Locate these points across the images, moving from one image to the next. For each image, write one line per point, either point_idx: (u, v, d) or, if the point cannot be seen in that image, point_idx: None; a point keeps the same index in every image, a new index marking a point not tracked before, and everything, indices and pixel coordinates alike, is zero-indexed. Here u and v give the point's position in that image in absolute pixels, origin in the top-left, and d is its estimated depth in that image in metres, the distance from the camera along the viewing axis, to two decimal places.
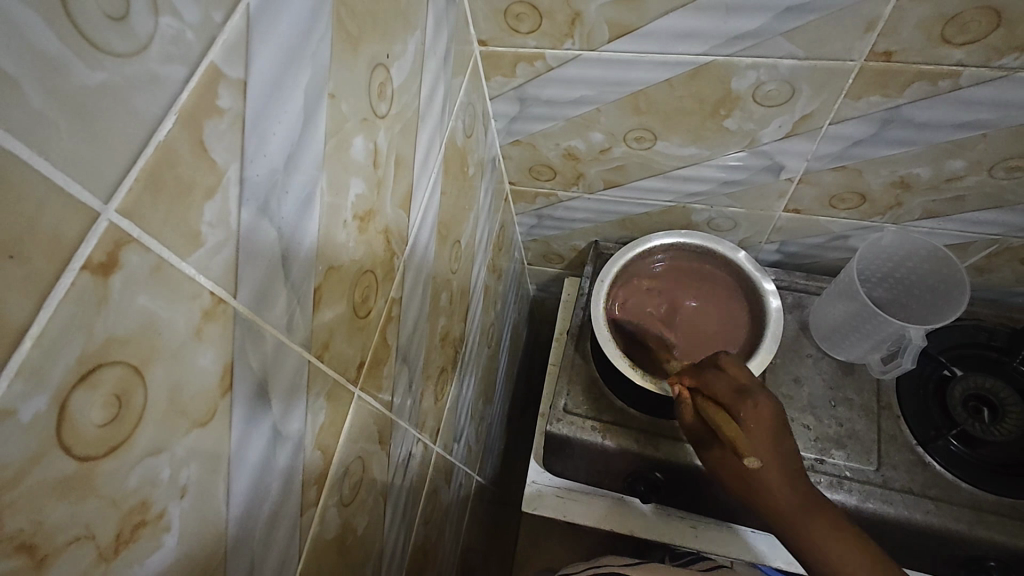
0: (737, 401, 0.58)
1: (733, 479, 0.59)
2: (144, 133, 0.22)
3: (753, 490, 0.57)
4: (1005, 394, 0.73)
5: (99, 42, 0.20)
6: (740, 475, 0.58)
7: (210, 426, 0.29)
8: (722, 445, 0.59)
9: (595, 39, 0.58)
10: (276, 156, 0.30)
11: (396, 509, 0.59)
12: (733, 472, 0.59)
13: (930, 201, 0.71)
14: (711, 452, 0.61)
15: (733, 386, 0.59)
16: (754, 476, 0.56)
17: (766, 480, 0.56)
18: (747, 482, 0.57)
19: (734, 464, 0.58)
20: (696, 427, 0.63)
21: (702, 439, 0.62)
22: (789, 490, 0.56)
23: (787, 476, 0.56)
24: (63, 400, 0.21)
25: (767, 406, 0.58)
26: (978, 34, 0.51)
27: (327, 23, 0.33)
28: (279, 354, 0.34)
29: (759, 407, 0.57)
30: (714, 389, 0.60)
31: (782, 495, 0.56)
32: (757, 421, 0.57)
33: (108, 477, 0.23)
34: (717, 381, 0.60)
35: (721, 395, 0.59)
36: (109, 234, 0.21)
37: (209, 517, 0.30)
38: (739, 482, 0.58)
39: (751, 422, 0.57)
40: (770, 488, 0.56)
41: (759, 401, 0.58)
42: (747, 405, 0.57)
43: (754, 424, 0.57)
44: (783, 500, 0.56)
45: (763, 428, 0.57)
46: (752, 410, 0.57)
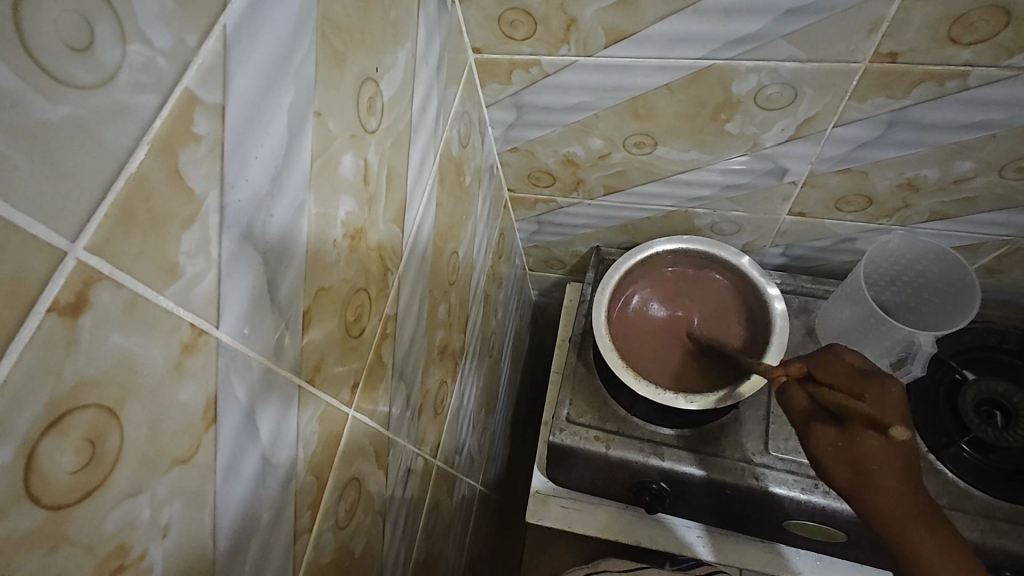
0: (861, 384, 0.56)
1: (842, 464, 0.53)
2: (114, 166, 0.21)
3: (865, 475, 0.52)
4: (1018, 397, 0.72)
5: (61, 75, 0.19)
6: (854, 455, 0.52)
7: (193, 463, 0.28)
8: (844, 431, 0.53)
9: (592, 46, 0.57)
10: (259, 180, 0.30)
11: (397, 526, 0.59)
12: (843, 454, 0.53)
13: (938, 203, 0.69)
14: (812, 432, 0.55)
15: (852, 370, 0.58)
16: (880, 456, 0.51)
17: (885, 462, 0.52)
18: (856, 462, 0.52)
19: (853, 439, 0.53)
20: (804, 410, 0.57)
21: (803, 426, 0.56)
22: (909, 489, 0.51)
23: (904, 473, 0.52)
24: (31, 450, 0.20)
25: (896, 391, 0.56)
26: (986, 33, 0.50)
27: (311, 39, 0.32)
28: (267, 380, 0.33)
29: (887, 390, 0.56)
30: (833, 369, 0.58)
31: (896, 488, 0.52)
32: (889, 406, 0.54)
33: (82, 523, 0.22)
34: (839, 367, 0.58)
35: (836, 376, 0.58)
36: (78, 274, 0.20)
37: (194, 552, 0.29)
38: (852, 465, 0.52)
39: (880, 398, 0.55)
40: (885, 472, 0.51)
41: (887, 389, 0.56)
42: (872, 388, 0.56)
43: (882, 405, 0.54)
44: (904, 496, 0.51)
45: (889, 407, 0.54)
46: (875, 392, 0.55)
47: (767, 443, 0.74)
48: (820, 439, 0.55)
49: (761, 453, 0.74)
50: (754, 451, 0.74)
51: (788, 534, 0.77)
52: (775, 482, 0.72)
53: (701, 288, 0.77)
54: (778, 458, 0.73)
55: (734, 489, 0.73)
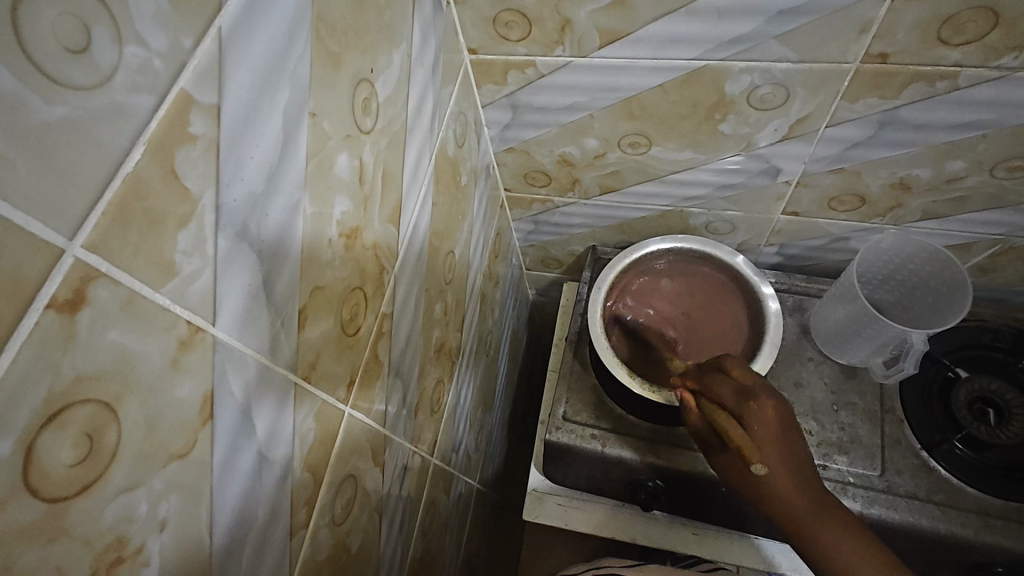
0: (739, 404, 0.56)
1: (745, 485, 0.57)
2: (111, 166, 0.22)
3: (762, 491, 0.55)
4: (1011, 396, 0.72)
5: (58, 77, 0.20)
6: (751, 482, 0.56)
7: (189, 458, 0.28)
8: (728, 450, 0.57)
9: (586, 46, 0.58)
10: (254, 180, 0.30)
11: (393, 523, 0.59)
12: (738, 472, 0.58)
13: (931, 202, 0.70)
14: (716, 452, 0.60)
15: (736, 389, 0.57)
16: (772, 484, 0.54)
17: (778, 489, 0.54)
18: (760, 492, 0.55)
19: (743, 467, 0.56)
20: (701, 429, 0.61)
21: (706, 441, 0.61)
22: (805, 497, 0.54)
23: (795, 483, 0.54)
24: (29, 445, 0.20)
25: (772, 410, 0.55)
26: (975, 34, 0.50)
27: (306, 40, 0.33)
28: (263, 377, 0.33)
29: (763, 413, 0.55)
30: (718, 391, 0.58)
31: (795, 496, 0.54)
32: (762, 423, 0.55)
33: (80, 517, 0.23)
34: (723, 386, 0.58)
35: (722, 395, 0.58)
36: (75, 271, 0.21)
37: (191, 546, 0.29)
38: (751, 486, 0.56)
39: (761, 425, 0.55)
40: (783, 494, 0.54)
41: (762, 407, 0.55)
42: (753, 406, 0.55)
43: (761, 428, 0.54)
44: (795, 502, 0.54)
45: (768, 431, 0.54)
46: (754, 412, 0.55)
47: None
48: (720, 456, 0.60)
49: None
50: None
51: (783, 531, 0.78)
52: None
53: (699, 290, 0.77)
54: None
55: (729, 486, 0.74)
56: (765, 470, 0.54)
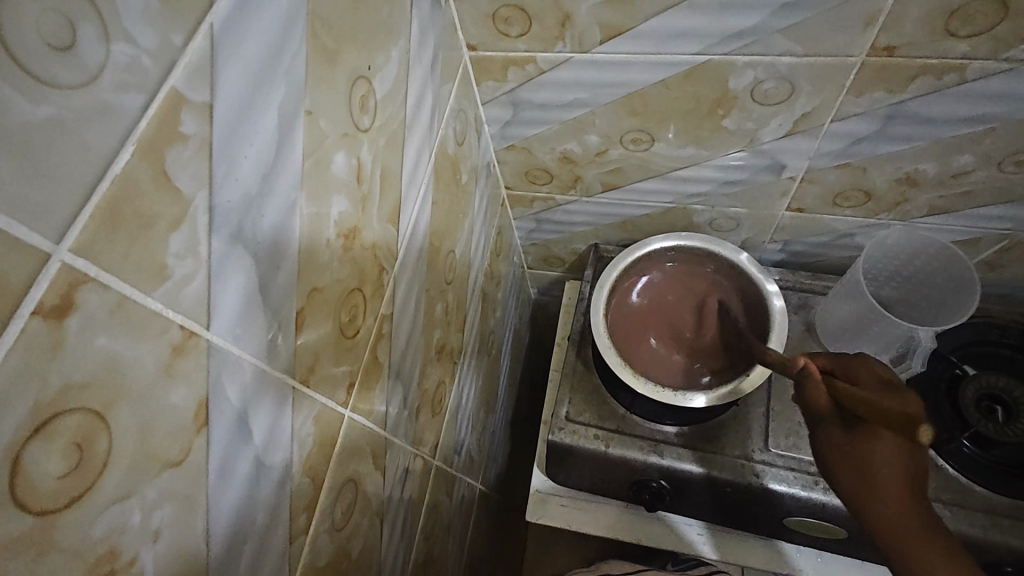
0: (881, 391, 0.54)
1: (848, 469, 0.50)
2: (98, 166, 0.21)
3: (870, 483, 0.49)
4: (1018, 392, 0.71)
5: (40, 74, 0.19)
6: (867, 467, 0.49)
7: (184, 465, 0.27)
8: (862, 431, 0.50)
9: (586, 41, 0.57)
10: (248, 180, 0.29)
11: (395, 526, 0.58)
12: (849, 461, 0.50)
13: (937, 197, 0.69)
14: (824, 434, 0.52)
15: (881, 384, 0.55)
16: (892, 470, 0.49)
17: (896, 475, 0.49)
18: (872, 474, 0.49)
19: (861, 451, 0.49)
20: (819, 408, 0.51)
21: (814, 417, 0.52)
22: (914, 506, 0.49)
23: (911, 486, 0.49)
24: (16, 455, 0.20)
25: (914, 402, 0.51)
26: (984, 25, 0.49)
27: (301, 36, 0.32)
28: (260, 382, 0.33)
29: (906, 402, 0.52)
30: (856, 374, 0.56)
31: (905, 498, 0.49)
32: (904, 414, 0.50)
33: (69, 529, 0.22)
34: (866, 376, 0.56)
35: (862, 379, 0.56)
36: (63, 276, 0.20)
37: (186, 555, 0.29)
38: (857, 468, 0.50)
39: (908, 415, 0.50)
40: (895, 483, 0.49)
41: (908, 398, 0.51)
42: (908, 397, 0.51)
43: (900, 418, 0.51)
44: (905, 505, 0.49)
45: (909, 424, 0.51)
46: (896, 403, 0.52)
47: (767, 440, 0.74)
48: (828, 439, 0.51)
49: (760, 450, 0.74)
50: (754, 447, 0.74)
51: (789, 531, 0.77)
52: (775, 479, 0.72)
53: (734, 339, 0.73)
54: (778, 454, 0.73)
55: (734, 486, 0.73)
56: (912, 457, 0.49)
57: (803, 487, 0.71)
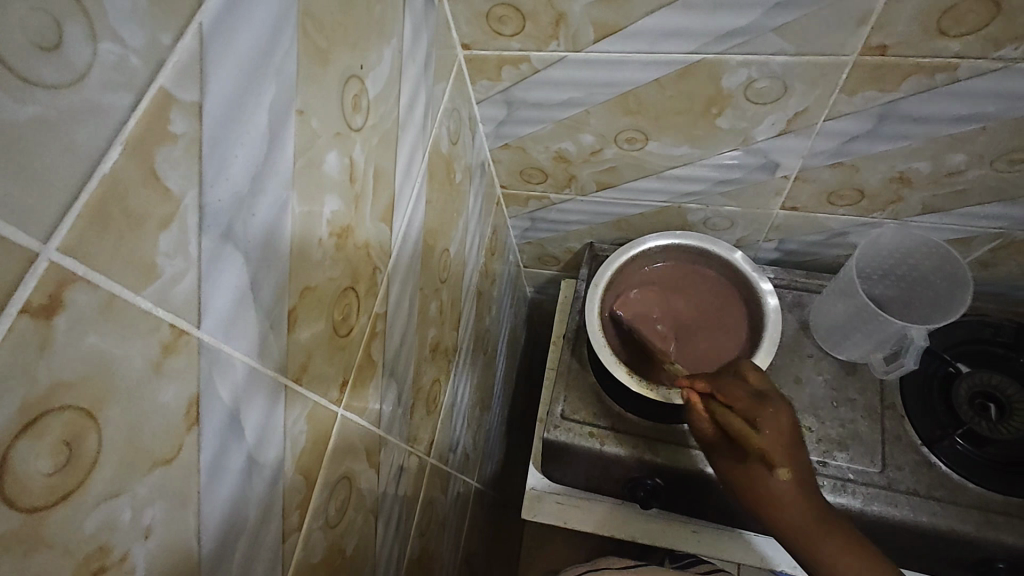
0: (754, 407, 0.56)
1: (743, 493, 0.58)
2: (86, 166, 0.21)
3: (768, 504, 0.56)
4: (1012, 390, 0.72)
5: (27, 73, 0.19)
6: (760, 488, 0.56)
7: (175, 464, 0.28)
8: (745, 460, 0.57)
9: (580, 40, 0.57)
10: (239, 179, 0.29)
11: (389, 523, 0.59)
12: (743, 485, 0.58)
13: (931, 196, 0.69)
14: (722, 462, 0.60)
15: (751, 393, 0.58)
16: (784, 488, 0.55)
17: (788, 489, 0.55)
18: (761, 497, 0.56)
19: (750, 473, 0.57)
20: (709, 433, 0.60)
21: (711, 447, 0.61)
22: (807, 511, 0.56)
23: (801, 492, 0.56)
24: (5, 453, 0.20)
25: (786, 416, 0.56)
26: (976, 25, 0.49)
27: (292, 35, 0.32)
28: (252, 380, 0.33)
29: (778, 418, 0.56)
30: (733, 395, 0.58)
31: (797, 506, 0.56)
32: (777, 432, 0.55)
33: (60, 527, 0.22)
34: (738, 390, 0.58)
35: (737, 402, 0.57)
36: (51, 275, 0.20)
37: (178, 552, 0.29)
38: (750, 487, 0.57)
39: (773, 429, 0.55)
40: (788, 497, 0.55)
41: (777, 408, 0.56)
42: (766, 411, 0.56)
43: (774, 438, 0.55)
44: (800, 512, 0.55)
45: (783, 437, 0.55)
46: (770, 417, 0.56)
47: None
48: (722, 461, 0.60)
49: None
50: None
51: None
52: None
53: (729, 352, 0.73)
54: None
55: (729, 484, 0.73)
56: (789, 474, 0.55)
57: None
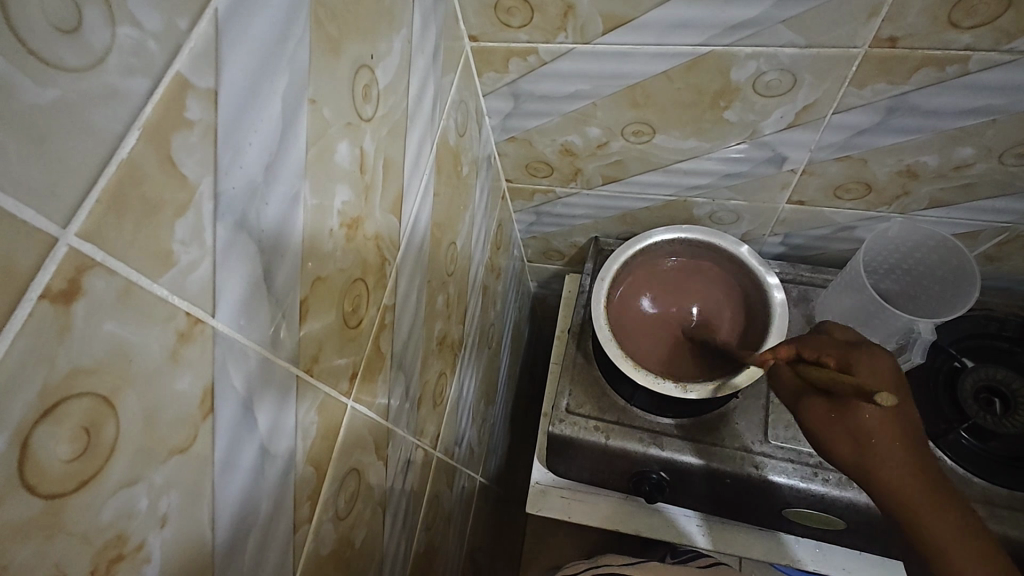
0: (853, 356, 0.55)
1: (839, 439, 0.52)
2: (105, 151, 0.21)
3: (871, 450, 0.50)
4: (1017, 385, 0.72)
5: (48, 56, 0.19)
6: (862, 437, 0.51)
7: (190, 453, 0.27)
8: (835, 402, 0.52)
9: (589, 33, 0.57)
10: (253, 168, 0.29)
11: (396, 516, 0.58)
12: (839, 428, 0.52)
13: (938, 190, 0.69)
14: (806, 407, 0.54)
15: (841, 344, 0.57)
16: (883, 431, 0.50)
17: (887, 435, 0.50)
18: (860, 440, 0.51)
19: (850, 423, 0.51)
20: (793, 391, 0.56)
21: (794, 403, 0.56)
22: (909, 463, 0.50)
23: (909, 443, 0.51)
24: (26, 438, 0.20)
25: (885, 360, 0.54)
26: (987, 17, 0.49)
27: (305, 23, 0.32)
28: (265, 370, 0.33)
29: (877, 362, 0.54)
30: (820, 347, 0.57)
31: (905, 465, 0.50)
32: (877, 375, 0.53)
33: (77, 513, 0.22)
34: (824, 344, 0.58)
35: (828, 351, 0.56)
36: (69, 260, 0.20)
37: (191, 540, 0.29)
38: (851, 438, 0.51)
39: (872, 375, 0.53)
40: (887, 444, 0.50)
41: (874, 356, 0.54)
42: (865, 357, 0.54)
43: (873, 376, 0.53)
44: (912, 470, 0.50)
45: (883, 378, 0.53)
46: (867, 362, 0.54)
47: (767, 432, 0.74)
48: (814, 415, 0.54)
49: (760, 442, 0.74)
50: (753, 439, 0.74)
51: (788, 522, 0.78)
52: (774, 471, 0.72)
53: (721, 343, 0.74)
54: (778, 446, 0.73)
55: (734, 478, 0.73)
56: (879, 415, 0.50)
57: (802, 479, 0.71)
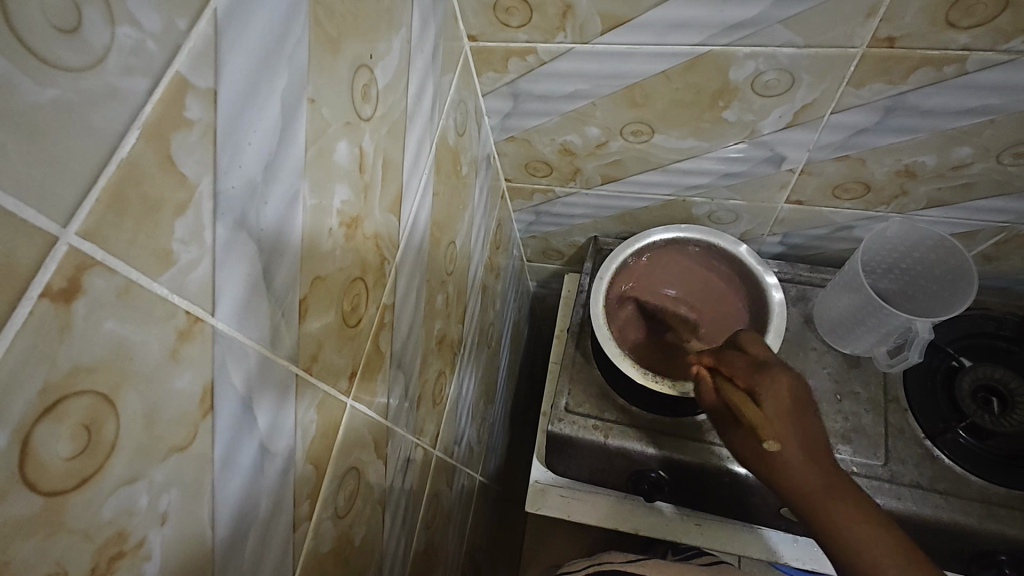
0: (753, 375, 0.54)
1: (749, 457, 0.54)
2: (106, 150, 0.21)
3: (775, 473, 0.51)
4: (1015, 383, 0.72)
5: (48, 56, 0.19)
6: (764, 457, 0.52)
7: (189, 451, 0.28)
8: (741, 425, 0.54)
9: (587, 33, 0.57)
10: (252, 167, 0.29)
11: (396, 515, 0.59)
12: (748, 448, 0.53)
13: (936, 189, 0.69)
14: (726, 430, 0.56)
15: (749, 363, 0.56)
16: (785, 455, 0.50)
17: (790, 455, 0.51)
18: (763, 461, 0.52)
19: (754, 445, 0.53)
20: (714, 410, 0.58)
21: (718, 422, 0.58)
22: (812, 477, 0.50)
23: (807, 458, 0.50)
24: (26, 435, 0.20)
25: (785, 381, 0.53)
26: (985, 17, 0.49)
27: (304, 23, 0.32)
28: (264, 369, 0.33)
29: (776, 381, 0.53)
30: (731, 363, 0.58)
31: (809, 481, 0.50)
32: (772, 397, 0.52)
33: (78, 511, 0.22)
34: (737, 362, 0.57)
35: (736, 368, 0.56)
36: (70, 259, 0.20)
37: (191, 537, 0.29)
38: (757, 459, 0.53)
39: (772, 398, 0.52)
40: (788, 466, 0.50)
41: (776, 375, 0.53)
42: (765, 377, 0.53)
43: (771, 397, 0.52)
44: (809, 481, 0.50)
45: (781, 399, 0.52)
46: (767, 382, 0.53)
47: None
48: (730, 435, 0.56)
49: None
50: None
51: (786, 521, 0.78)
52: None
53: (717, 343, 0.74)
54: None
55: (733, 477, 0.73)
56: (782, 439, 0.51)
57: None
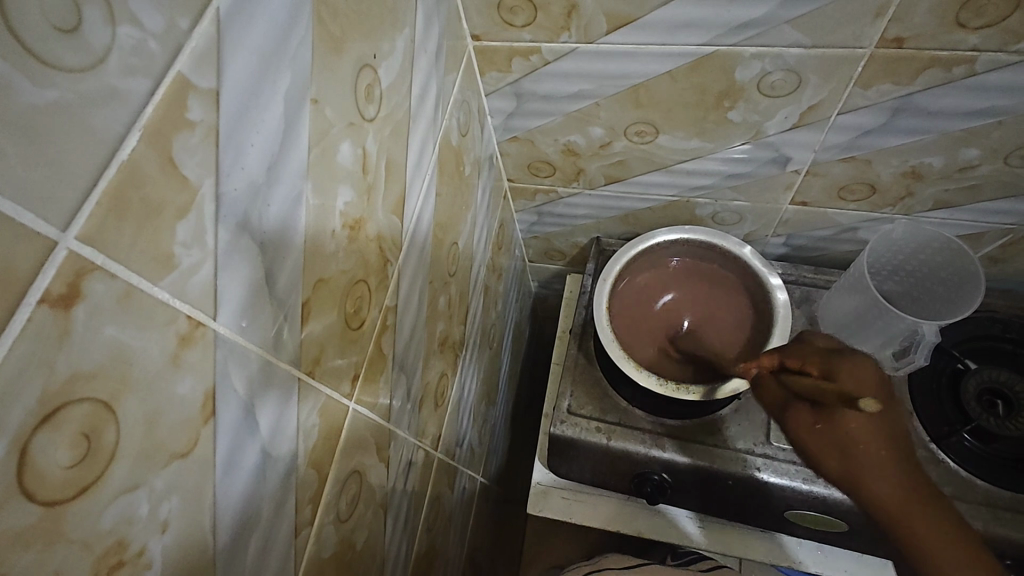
0: (835, 360, 0.49)
1: (827, 449, 0.48)
2: (106, 152, 0.21)
3: (859, 465, 0.47)
4: (1019, 386, 0.72)
5: (47, 57, 0.18)
6: (851, 448, 0.47)
7: (191, 457, 0.27)
8: (821, 412, 0.48)
9: (592, 32, 0.56)
10: (255, 168, 0.29)
11: (398, 517, 0.58)
12: (826, 439, 0.48)
13: (942, 191, 0.69)
14: (793, 417, 0.50)
15: (821, 349, 0.52)
16: (869, 443, 0.46)
17: (873, 445, 0.47)
18: (847, 452, 0.47)
19: (835, 432, 0.47)
20: (776, 400, 0.52)
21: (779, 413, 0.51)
22: (893, 474, 0.47)
23: (890, 450, 0.47)
24: (24, 445, 0.19)
25: (870, 365, 0.49)
26: (995, 17, 0.49)
27: (308, 22, 0.31)
28: (266, 373, 0.32)
29: (860, 366, 0.48)
30: (801, 353, 0.52)
31: (889, 474, 0.46)
32: (863, 384, 0.47)
33: (77, 520, 0.22)
34: (805, 350, 0.53)
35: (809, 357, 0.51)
36: (69, 264, 0.20)
37: (192, 544, 0.28)
38: (840, 451, 0.47)
39: (860, 384, 0.47)
40: (874, 455, 0.46)
41: (857, 358, 0.49)
42: (849, 363, 0.49)
43: (857, 381, 0.48)
44: (894, 478, 0.46)
45: (868, 384, 0.48)
46: (851, 368, 0.48)
47: (769, 434, 0.74)
48: (798, 424, 0.49)
49: (762, 444, 0.74)
50: (755, 441, 0.74)
51: (789, 523, 0.77)
52: (776, 472, 0.72)
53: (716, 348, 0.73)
54: (780, 448, 0.73)
55: (736, 479, 0.73)
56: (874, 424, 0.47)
57: (804, 480, 0.71)
